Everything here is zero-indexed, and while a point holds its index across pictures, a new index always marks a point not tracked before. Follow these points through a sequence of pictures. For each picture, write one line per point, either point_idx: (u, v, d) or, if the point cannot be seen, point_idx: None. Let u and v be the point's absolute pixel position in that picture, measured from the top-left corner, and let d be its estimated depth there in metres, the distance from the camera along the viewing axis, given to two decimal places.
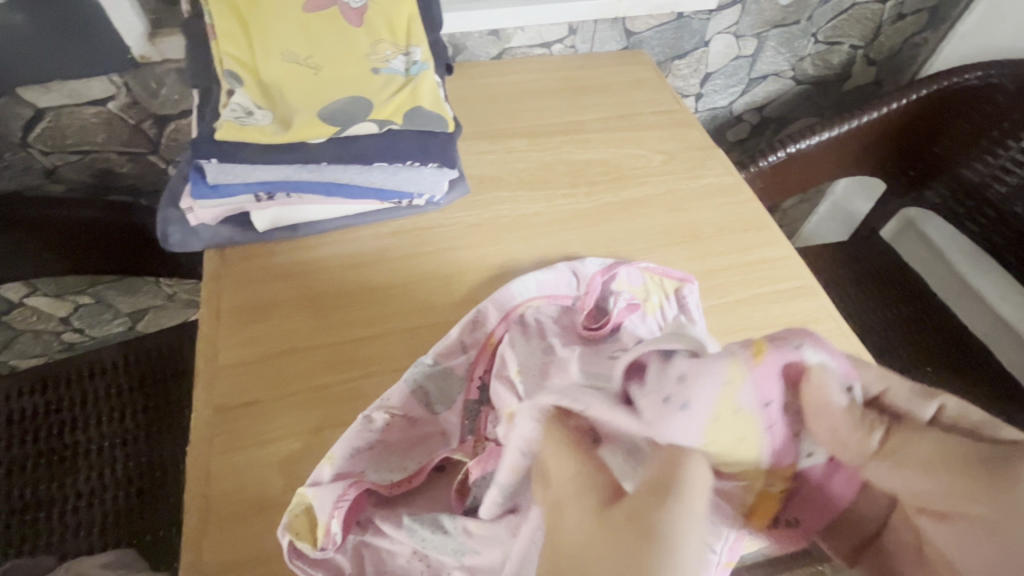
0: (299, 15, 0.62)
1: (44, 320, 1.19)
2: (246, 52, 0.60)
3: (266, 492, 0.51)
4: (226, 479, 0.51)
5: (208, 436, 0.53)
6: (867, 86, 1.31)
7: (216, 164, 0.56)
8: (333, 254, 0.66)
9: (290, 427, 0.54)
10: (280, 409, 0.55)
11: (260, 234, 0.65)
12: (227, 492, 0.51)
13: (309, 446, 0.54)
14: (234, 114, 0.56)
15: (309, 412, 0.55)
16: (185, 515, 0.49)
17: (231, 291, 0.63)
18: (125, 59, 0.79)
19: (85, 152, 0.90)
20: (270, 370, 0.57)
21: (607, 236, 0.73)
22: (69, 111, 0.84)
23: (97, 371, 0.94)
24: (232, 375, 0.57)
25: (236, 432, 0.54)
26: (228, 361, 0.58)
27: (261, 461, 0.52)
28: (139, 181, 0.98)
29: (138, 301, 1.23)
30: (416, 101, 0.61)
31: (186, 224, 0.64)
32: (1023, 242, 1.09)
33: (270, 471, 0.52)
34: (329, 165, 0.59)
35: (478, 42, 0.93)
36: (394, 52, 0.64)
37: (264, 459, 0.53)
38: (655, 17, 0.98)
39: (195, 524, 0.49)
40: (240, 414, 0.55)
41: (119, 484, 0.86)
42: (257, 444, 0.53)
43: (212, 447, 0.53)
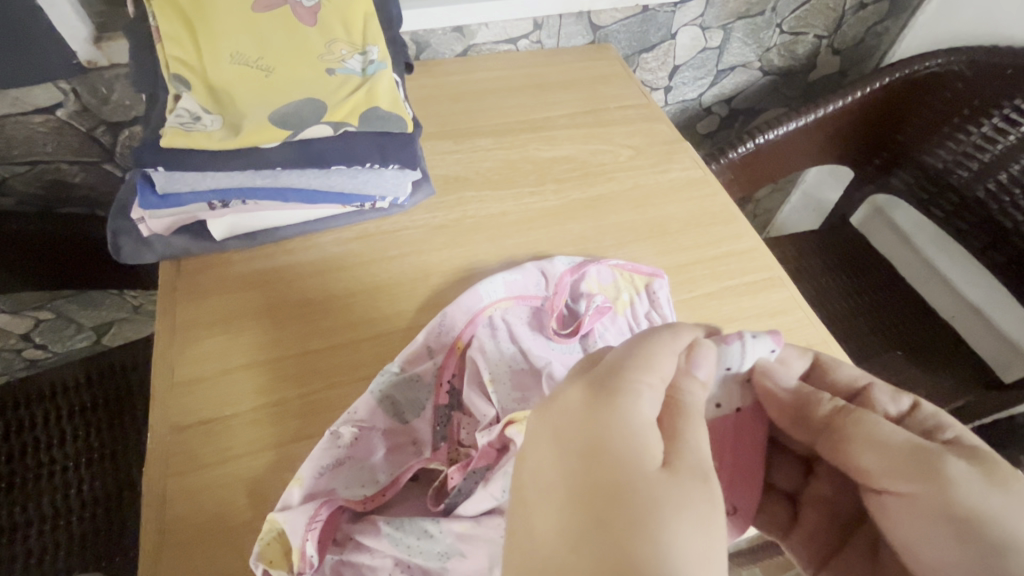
0: (248, 15, 0.60)
1: (2, 338, 1.14)
2: (193, 55, 0.58)
3: (226, 512, 0.49)
4: (183, 502, 0.49)
5: (165, 457, 0.51)
6: (832, 76, 1.33)
7: (163, 173, 0.54)
8: (295, 261, 0.64)
9: (251, 444, 0.52)
10: (240, 426, 0.53)
11: (217, 243, 0.63)
12: (183, 515, 0.49)
13: (270, 463, 0.52)
14: (180, 120, 0.54)
15: (272, 427, 0.54)
16: (141, 541, 0.47)
17: (186, 305, 0.60)
18: (70, 65, 0.76)
19: (34, 162, 0.87)
20: (229, 386, 0.56)
21: (575, 234, 0.72)
22: (14, 120, 0.80)
23: (59, 390, 0.91)
24: (190, 392, 0.55)
25: (193, 452, 0.52)
26: (184, 378, 0.56)
27: (220, 481, 0.50)
28: (94, 190, 0.95)
29: (102, 314, 1.19)
30: (372, 102, 0.59)
31: (138, 236, 0.61)
32: (984, 227, 1.12)
33: (230, 491, 0.50)
34: (284, 170, 0.57)
35: (441, 40, 0.91)
36: (350, 51, 0.63)
37: (225, 478, 0.51)
38: (619, 11, 0.97)
39: (150, 550, 0.47)
40: (200, 432, 0.53)
41: (86, 505, 0.83)
42: (217, 463, 0.51)
43: (168, 469, 0.51)
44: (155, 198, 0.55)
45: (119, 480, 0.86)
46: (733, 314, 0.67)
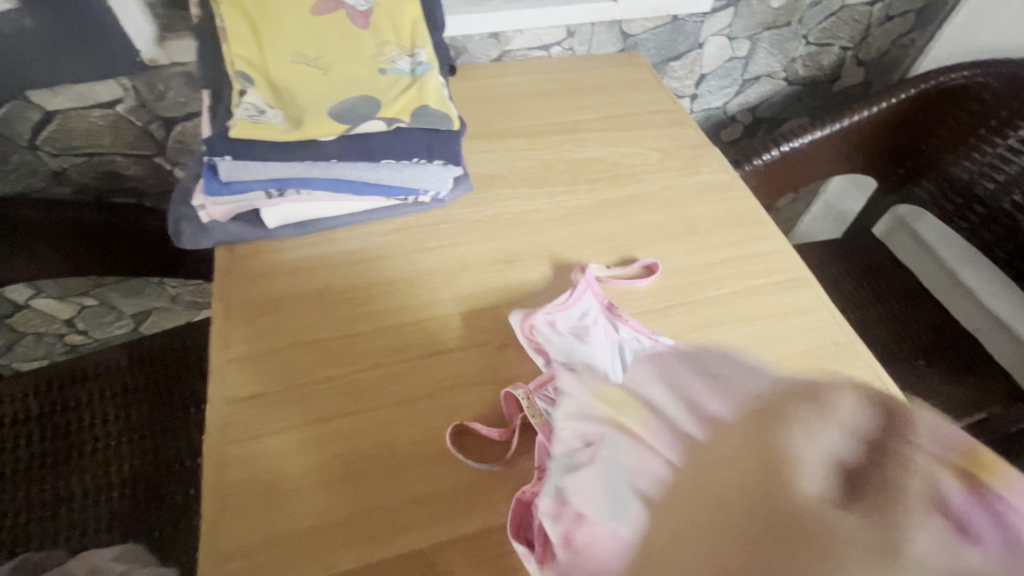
0: (307, 19, 0.64)
1: (47, 322, 1.19)
2: (257, 54, 0.62)
3: (281, 477, 0.52)
4: (240, 468, 0.53)
5: (221, 427, 0.55)
6: (857, 87, 1.35)
7: (229, 161, 0.58)
8: (340, 249, 0.68)
9: (302, 415, 0.56)
10: (293, 398, 0.57)
11: (269, 230, 0.67)
12: (240, 479, 0.52)
13: (319, 433, 0.55)
14: (247, 113, 0.58)
15: (322, 401, 0.57)
16: (202, 502, 0.51)
17: (240, 286, 0.64)
18: (133, 63, 0.81)
19: (92, 154, 0.92)
20: (280, 361, 0.59)
21: (606, 232, 0.75)
22: (77, 114, 0.85)
23: (101, 372, 0.95)
24: (244, 367, 0.58)
25: (247, 422, 0.55)
26: (239, 354, 0.59)
27: (277, 452, 0.54)
28: (144, 182, 1.00)
29: (141, 303, 1.24)
30: (422, 100, 0.63)
31: (197, 221, 0.65)
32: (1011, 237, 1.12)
33: (284, 459, 0.53)
34: (339, 162, 0.60)
35: (479, 45, 0.95)
36: (400, 53, 0.66)
37: (278, 447, 0.54)
38: (650, 20, 1.01)
39: (210, 511, 0.50)
40: (252, 404, 0.56)
41: (126, 482, 0.87)
42: (269, 433, 0.55)
43: (226, 436, 0.54)
44: (219, 185, 0.59)
45: (158, 459, 0.90)
46: (759, 312, 0.69)
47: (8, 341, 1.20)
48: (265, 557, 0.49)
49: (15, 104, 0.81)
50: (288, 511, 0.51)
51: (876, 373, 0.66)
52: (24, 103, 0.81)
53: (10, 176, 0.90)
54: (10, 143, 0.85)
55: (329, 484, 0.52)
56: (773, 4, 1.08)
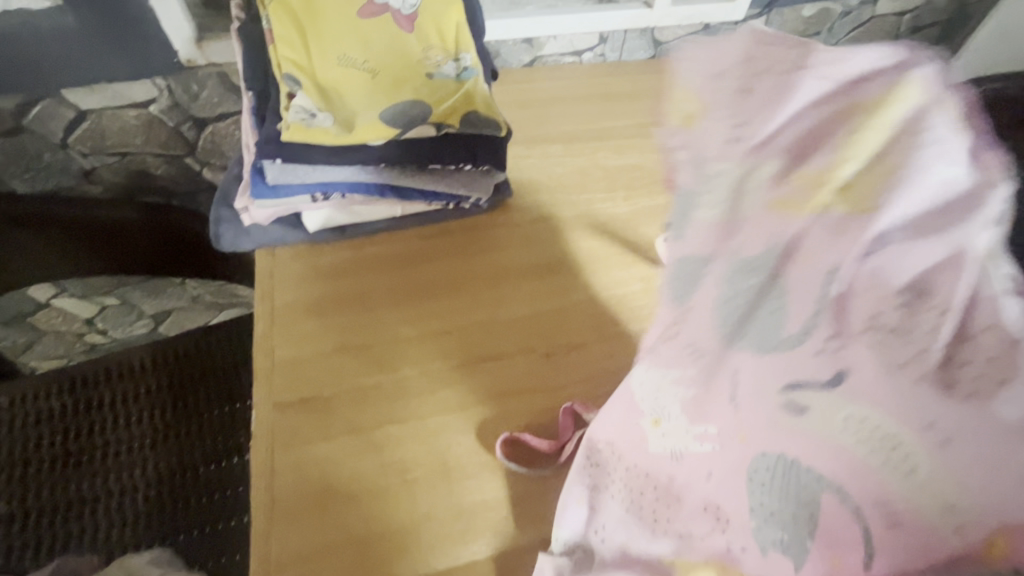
0: (356, 22, 0.63)
1: (68, 321, 1.19)
2: (305, 56, 0.61)
3: (334, 483, 0.52)
4: (290, 475, 0.52)
5: (270, 432, 0.54)
6: None
7: (279, 164, 0.57)
8: (381, 253, 0.67)
9: (352, 422, 0.55)
10: (340, 404, 0.56)
11: (310, 233, 0.66)
12: (291, 487, 0.51)
13: (369, 440, 0.54)
14: (299, 116, 0.57)
15: (370, 407, 0.56)
16: (252, 511, 0.50)
17: (282, 289, 0.63)
18: (170, 62, 0.80)
19: (122, 153, 0.91)
20: (326, 366, 0.58)
21: (647, 239, 0.74)
22: (111, 113, 0.85)
23: (123, 371, 0.94)
24: (290, 372, 0.58)
25: (297, 429, 0.54)
26: (282, 358, 0.58)
27: (328, 457, 0.53)
28: (172, 183, 0.99)
29: (162, 303, 1.23)
30: (471, 105, 0.62)
31: (239, 224, 0.65)
32: None
33: (337, 464, 0.53)
34: (387, 166, 0.61)
35: (512, 50, 0.95)
36: (445, 58, 0.66)
37: (331, 456, 0.53)
38: (683, 27, 1.00)
39: (261, 518, 0.50)
40: (301, 410, 0.55)
41: (149, 485, 0.86)
42: (317, 438, 0.54)
43: (275, 443, 0.53)
44: (266, 189, 0.59)
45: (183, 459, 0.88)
46: None
47: (28, 340, 1.19)
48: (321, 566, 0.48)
49: (49, 102, 0.81)
50: (338, 521, 0.50)
51: None
52: (58, 102, 0.81)
53: (41, 174, 0.90)
54: (43, 141, 0.85)
55: (379, 497, 0.52)
56: (804, 13, 1.07)
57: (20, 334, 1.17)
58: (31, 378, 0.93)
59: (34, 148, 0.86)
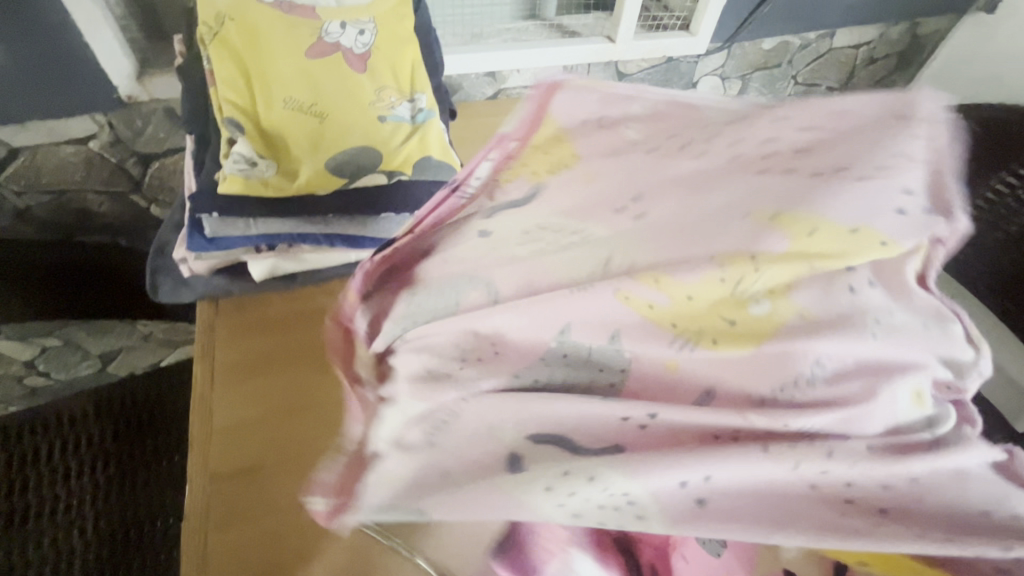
0: (304, 62, 0.61)
1: (4, 364, 1.09)
2: (247, 100, 0.58)
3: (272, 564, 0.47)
4: (225, 559, 0.47)
5: (205, 507, 0.50)
6: None
7: (217, 218, 0.54)
8: (334, 302, 0.64)
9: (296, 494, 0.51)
10: (283, 472, 0.52)
11: (257, 284, 0.62)
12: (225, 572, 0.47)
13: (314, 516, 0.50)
14: (237, 167, 0.54)
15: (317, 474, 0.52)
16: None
17: (228, 348, 0.59)
18: (110, 98, 0.76)
19: (61, 192, 0.86)
20: (270, 430, 0.54)
21: None
22: (46, 150, 0.79)
23: (64, 419, 0.83)
24: (231, 439, 0.53)
25: (235, 504, 0.50)
26: (224, 424, 0.54)
27: (267, 533, 0.49)
28: (118, 220, 0.94)
29: (110, 342, 1.16)
30: (425, 150, 0.61)
31: (178, 276, 0.61)
32: None
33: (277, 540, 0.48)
34: (335, 217, 0.58)
35: (474, 83, 0.94)
36: (399, 98, 0.63)
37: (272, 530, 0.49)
38: (646, 61, 1.00)
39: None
40: (239, 479, 0.51)
41: (87, 549, 0.74)
42: (259, 515, 0.50)
43: (208, 521, 0.49)
44: (204, 242, 0.55)
45: (132, 514, 0.78)
46: None
47: None
48: None
49: None
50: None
51: None
52: None
53: None
54: None
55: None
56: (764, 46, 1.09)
57: None
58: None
59: None
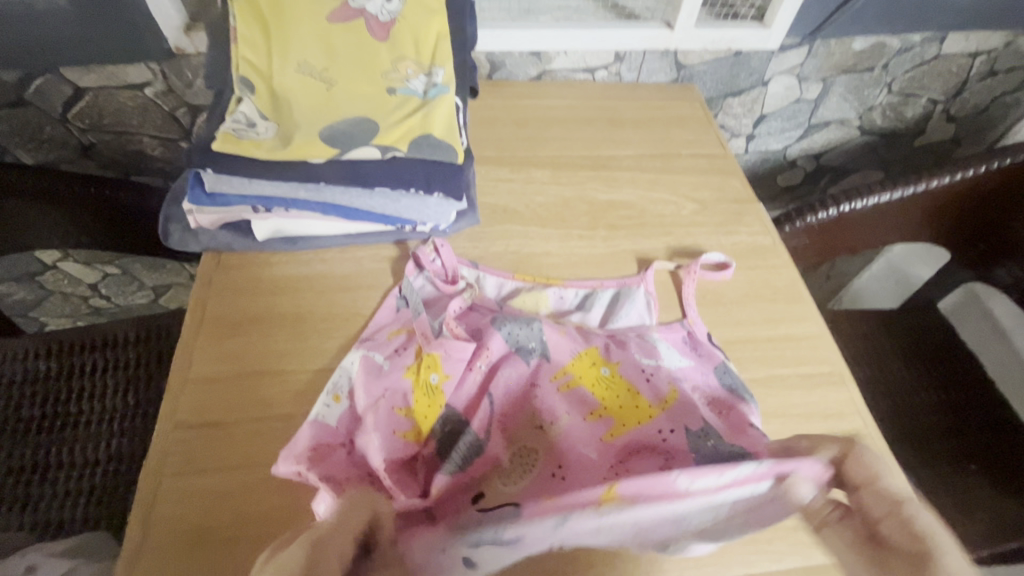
0: (323, 27, 0.60)
1: (74, 284, 1.15)
2: (263, 59, 0.59)
3: (230, 473, 0.51)
4: (188, 452, 0.52)
5: (175, 417, 0.54)
6: (941, 144, 1.19)
7: (212, 173, 0.55)
8: (328, 271, 0.64)
9: (271, 406, 0.55)
10: (256, 391, 0.56)
11: (258, 243, 0.63)
12: (190, 450, 0.52)
13: (265, 430, 0.53)
14: (236, 125, 0.56)
15: (287, 403, 0.55)
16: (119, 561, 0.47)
17: (225, 276, 0.63)
18: (162, 49, 0.80)
19: (121, 133, 0.91)
20: (252, 344, 0.58)
21: (617, 288, 0.67)
22: (107, 93, 0.85)
23: (109, 342, 0.90)
24: (212, 355, 0.58)
25: (221, 405, 0.55)
26: (208, 329, 0.59)
27: (247, 439, 0.53)
28: (169, 165, 0.99)
29: (162, 277, 1.20)
30: (426, 128, 0.59)
31: (186, 224, 0.63)
32: None
33: (239, 440, 0.53)
34: (329, 186, 0.57)
35: (518, 62, 0.89)
36: (415, 71, 0.62)
37: (243, 394, 0.55)
38: (710, 52, 0.91)
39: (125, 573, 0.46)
40: (224, 384, 0.56)
41: (108, 461, 0.81)
42: (200, 472, 0.51)
43: (175, 403, 0.54)
44: (203, 196, 0.57)
45: (145, 441, 0.84)
46: (781, 409, 0.59)
47: (33, 299, 1.15)
48: (182, 547, 0.47)
49: (48, 78, 0.81)
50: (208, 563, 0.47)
51: None
52: (57, 78, 0.82)
53: (44, 147, 0.91)
54: (43, 114, 0.86)
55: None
56: (855, 46, 0.96)
57: (27, 292, 1.13)
58: (26, 335, 0.89)
59: (34, 120, 0.86)
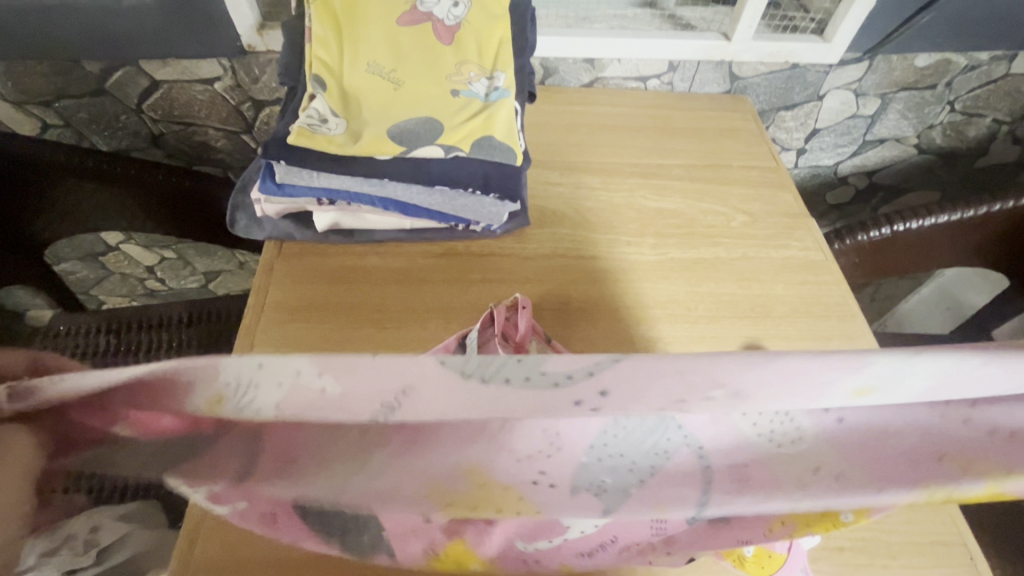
0: (393, 30, 0.62)
1: (132, 266, 1.21)
2: (336, 58, 0.61)
3: None
4: None
5: None
6: (1005, 166, 1.14)
7: (284, 165, 0.58)
8: (383, 264, 0.66)
9: None
10: None
11: (319, 234, 0.66)
12: None
13: None
14: (309, 121, 0.58)
15: None
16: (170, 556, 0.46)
17: (287, 262, 0.66)
18: (234, 45, 0.84)
19: (188, 123, 0.96)
20: (316, 329, 0.61)
21: (665, 295, 0.67)
22: (179, 86, 0.90)
23: (165, 324, 0.94)
24: (276, 338, 0.60)
25: None
26: (272, 315, 0.62)
27: None
28: (230, 156, 1.04)
29: (213, 264, 1.25)
30: (487, 130, 0.61)
31: (253, 213, 0.66)
32: None
33: None
34: (391, 182, 0.59)
35: (571, 68, 0.90)
36: (478, 74, 0.63)
37: None
38: (766, 64, 0.90)
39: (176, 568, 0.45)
40: None
41: None
42: None
43: None
44: (273, 187, 0.60)
45: None
46: None
47: (95, 278, 1.22)
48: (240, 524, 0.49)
49: (128, 70, 0.86)
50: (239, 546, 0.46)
51: (960, 527, 0.54)
52: (136, 70, 0.86)
53: (118, 134, 0.96)
54: (120, 104, 0.91)
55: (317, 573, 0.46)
56: (918, 63, 0.93)
57: (90, 272, 1.20)
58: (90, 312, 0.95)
59: (112, 109, 0.92)
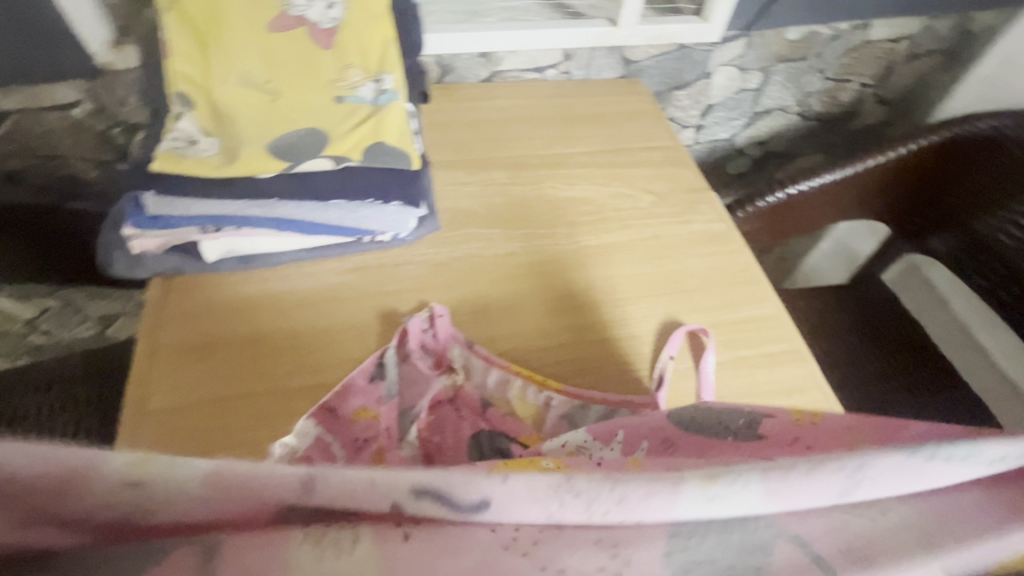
0: (262, 36, 0.57)
1: (8, 321, 1.07)
2: (201, 73, 0.57)
3: None
4: None
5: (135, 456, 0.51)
6: (876, 125, 1.26)
7: (156, 195, 0.54)
8: (288, 288, 0.62)
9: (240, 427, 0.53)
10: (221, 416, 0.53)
11: (209, 264, 0.60)
12: None
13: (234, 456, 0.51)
14: (175, 143, 0.55)
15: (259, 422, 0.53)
16: None
17: (176, 299, 0.60)
18: (90, 65, 0.75)
19: (49, 156, 0.86)
20: (217, 368, 0.56)
21: (582, 282, 0.68)
22: (30, 115, 0.80)
23: (55, 383, 0.84)
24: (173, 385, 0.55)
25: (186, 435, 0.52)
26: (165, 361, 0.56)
27: None
28: (108, 189, 0.94)
29: (108, 308, 1.13)
30: (378, 135, 0.59)
31: (130, 251, 0.59)
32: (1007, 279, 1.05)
33: None
34: (282, 201, 0.55)
35: (467, 64, 0.89)
36: (364, 78, 0.60)
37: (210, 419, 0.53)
38: (655, 47, 0.93)
39: None
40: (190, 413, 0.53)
41: None
42: None
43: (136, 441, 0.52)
44: (147, 220, 0.54)
45: None
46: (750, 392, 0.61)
47: None
48: None
49: None
50: None
51: None
52: None
53: None
54: None
55: None
56: (789, 36, 1.00)
57: None
58: None
59: None
